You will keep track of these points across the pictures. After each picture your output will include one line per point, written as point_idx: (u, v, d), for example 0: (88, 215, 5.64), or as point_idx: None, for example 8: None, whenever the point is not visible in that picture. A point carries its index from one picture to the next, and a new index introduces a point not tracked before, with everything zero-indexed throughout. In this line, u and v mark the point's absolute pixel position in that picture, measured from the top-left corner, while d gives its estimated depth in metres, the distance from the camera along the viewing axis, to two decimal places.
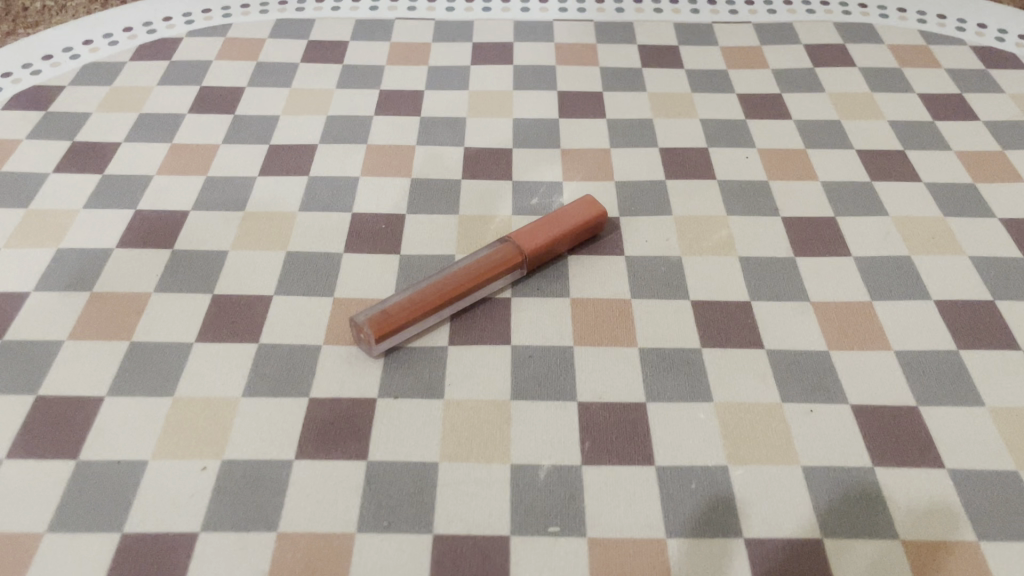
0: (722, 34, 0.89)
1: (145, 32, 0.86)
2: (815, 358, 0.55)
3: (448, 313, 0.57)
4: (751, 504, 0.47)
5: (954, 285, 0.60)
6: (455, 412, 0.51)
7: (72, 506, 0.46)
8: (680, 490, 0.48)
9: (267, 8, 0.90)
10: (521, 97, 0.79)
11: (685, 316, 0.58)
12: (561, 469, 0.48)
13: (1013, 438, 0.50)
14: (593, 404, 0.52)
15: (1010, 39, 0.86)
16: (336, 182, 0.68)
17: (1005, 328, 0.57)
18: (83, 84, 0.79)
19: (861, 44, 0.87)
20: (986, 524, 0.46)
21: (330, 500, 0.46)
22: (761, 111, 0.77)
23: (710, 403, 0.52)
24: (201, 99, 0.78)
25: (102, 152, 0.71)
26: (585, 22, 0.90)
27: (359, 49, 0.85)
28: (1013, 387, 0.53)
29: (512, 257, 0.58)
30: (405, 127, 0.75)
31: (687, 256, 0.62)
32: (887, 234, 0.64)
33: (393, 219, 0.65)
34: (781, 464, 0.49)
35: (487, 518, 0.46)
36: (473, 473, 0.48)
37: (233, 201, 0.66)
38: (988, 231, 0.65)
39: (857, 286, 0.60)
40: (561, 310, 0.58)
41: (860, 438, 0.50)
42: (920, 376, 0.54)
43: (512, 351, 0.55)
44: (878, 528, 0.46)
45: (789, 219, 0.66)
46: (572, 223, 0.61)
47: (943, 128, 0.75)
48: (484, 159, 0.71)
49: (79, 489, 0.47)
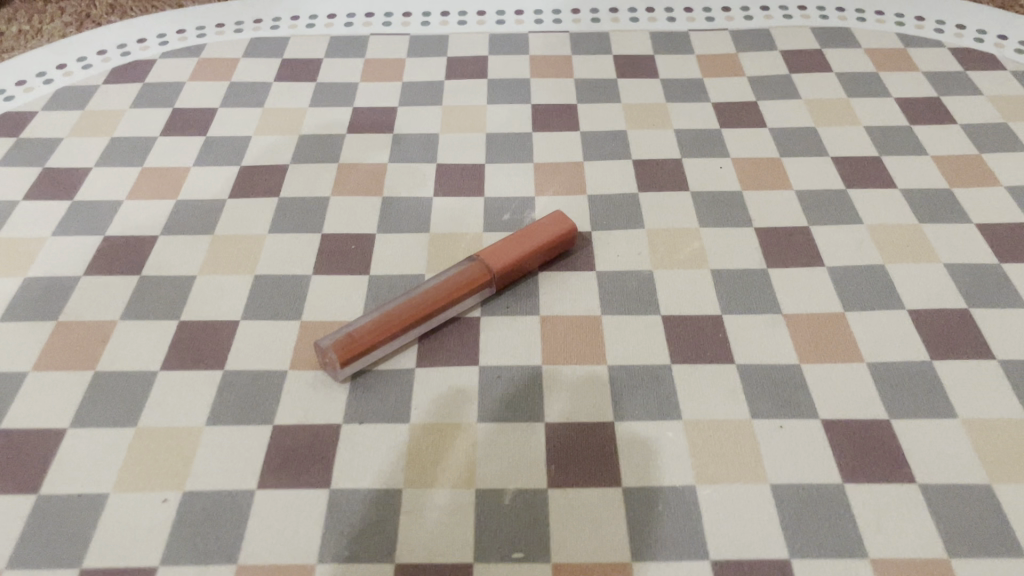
0: (698, 42, 0.88)
1: (120, 54, 0.86)
2: (786, 372, 0.54)
3: (414, 336, 0.56)
4: (717, 524, 0.46)
5: (929, 293, 0.59)
6: (420, 436, 0.51)
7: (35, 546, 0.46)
8: (647, 512, 0.47)
9: (242, 27, 0.90)
10: (495, 112, 0.78)
11: (655, 332, 0.57)
12: (527, 492, 0.48)
13: (987, 451, 0.50)
14: (560, 425, 0.51)
15: (989, 39, 0.86)
16: (306, 203, 0.68)
17: (979, 337, 0.56)
18: (56, 109, 0.79)
19: (838, 49, 0.86)
20: (956, 540, 0.45)
21: (290, 530, 0.46)
22: (736, 120, 0.77)
23: (678, 422, 0.51)
24: (174, 121, 0.77)
25: (73, 176, 0.71)
26: (561, 33, 0.90)
27: (333, 66, 0.85)
28: (987, 398, 0.52)
29: (478, 277, 0.58)
30: (378, 144, 0.74)
31: (659, 270, 0.62)
32: (860, 243, 0.64)
33: (363, 239, 0.65)
34: (750, 483, 0.48)
35: (449, 545, 0.45)
36: (437, 499, 0.47)
37: (202, 224, 0.66)
38: (964, 237, 0.64)
39: (830, 297, 0.59)
40: (530, 328, 0.58)
41: (831, 454, 0.50)
42: (892, 389, 0.53)
43: (480, 372, 0.54)
44: (846, 545, 0.45)
45: (762, 229, 0.65)
46: (540, 240, 0.60)
47: (920, 133, 0.75)
48: (456, 175, 0.71)
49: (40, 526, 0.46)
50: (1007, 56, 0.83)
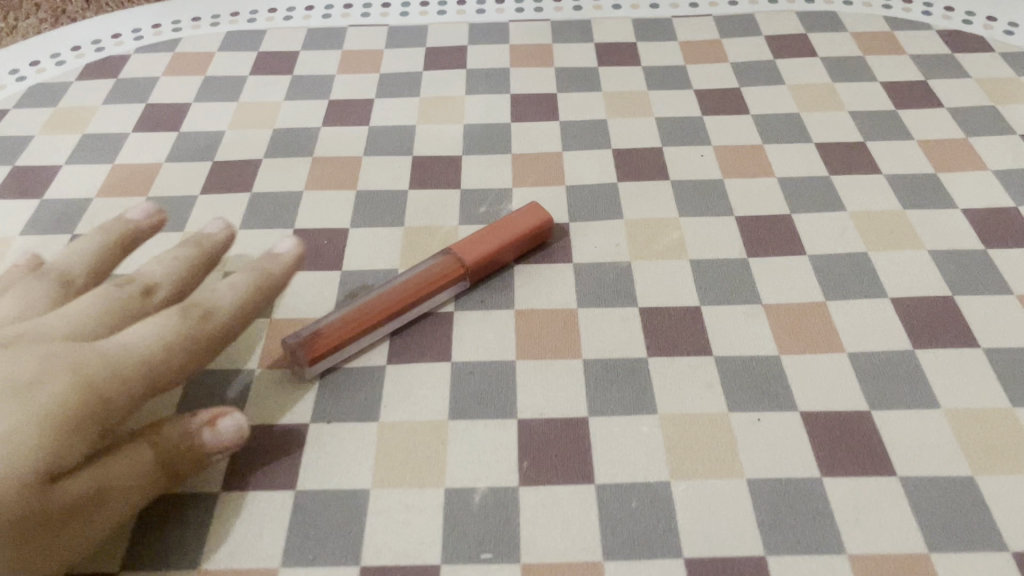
0: (681, 28, 0.87)
1: (94, 49, 0.85)
2: (765, 364, 0.53)
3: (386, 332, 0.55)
4: (693, 522, 0.45)
5: (913, 281, 0.58)
6: (389, 435, 0.50)
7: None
8: (621, 510, 0.46)
9: (218, 20, 0.89)
10: (473, 103, 0.77)
11: (632, 324, 0.56)
12: (497, 491, 0.47)
13: (970, 442, 0.48)
14: (534, 421, 0.50)
15: (979, 20, 0.84)
16: (278, 199, 0.67)
17: (964, 325, 0.55)
18: (28, 107, 0.78)
19: (823, 33, 0.85)
20: (937, 534, 0.44)
21: (255, 534, 0.45)
22: (718, 107, 0.76)
23: (653, 416, 0.50)
24: (147, 118, 0.76)
25: (42, 176, 0.70)
26: (542, 21, 0.88)
27: (310, 59, 0.83)
28: (971, 388, 0.51)
29: (450, 271, 0.57)
30: (354, 137, 0.73)
31: (637, 261, 0.60)
32: (844, 230, 0.62)
33: (336, 234, 0.63)
34: (726, 478, 0.47)
35: (417, 546, 0.44)
36: (406, 499, 0.46)
37: (172, 222, 0.65)
38: (950, 223, 0.62)
39: (811, 286, 0.58)
40: (503, 321, 0.56)
41: (810, 447, 0.48)
42: (874, 380, 0.52)
43: (453, 368, 0.53)
44: (823, 541, 0.44)
45: (743, 218, 0.64)
46: (515, 232, 0.59)
47: (906, 117, 0.73)
48: (432, 168, 0.70)
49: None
50: (996, 37, 0.82)
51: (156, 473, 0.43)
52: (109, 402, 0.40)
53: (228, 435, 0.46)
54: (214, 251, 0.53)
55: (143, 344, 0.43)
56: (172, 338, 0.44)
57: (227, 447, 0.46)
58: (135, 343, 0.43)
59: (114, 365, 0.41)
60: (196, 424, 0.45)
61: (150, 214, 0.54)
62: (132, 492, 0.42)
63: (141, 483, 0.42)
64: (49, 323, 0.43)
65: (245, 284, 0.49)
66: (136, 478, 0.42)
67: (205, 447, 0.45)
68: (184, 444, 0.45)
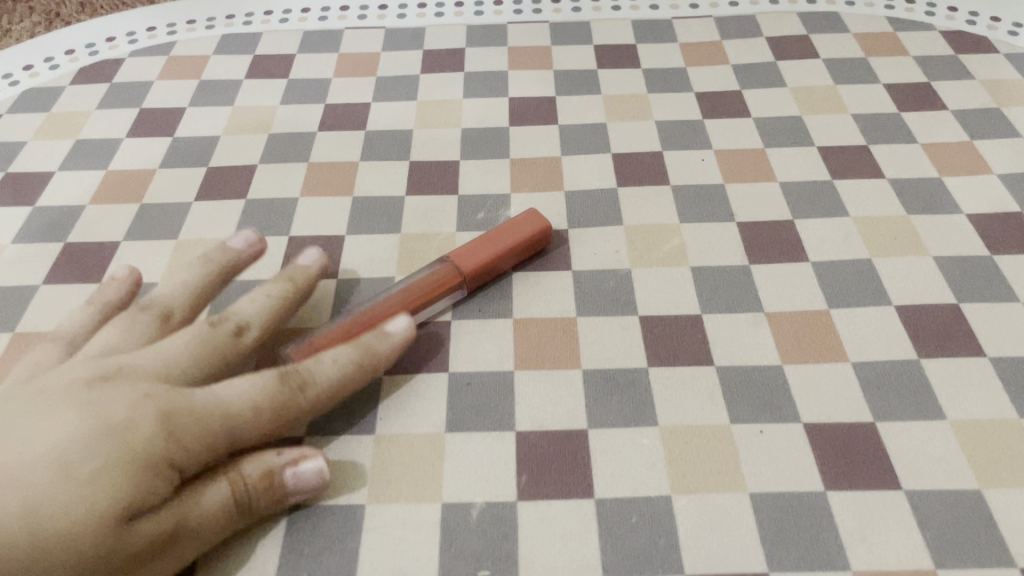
0: (681, 30, 0.86)
1: (88, 53, 0.84)
2: (767, 374, 0.52)
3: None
4: (694, 537, 0.44)
5: (918, 288, 0.57)
6: (386, 448, 0.49)
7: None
8: (621, 525, 0.45)
9: (213, 23, 0.88)
10: (471, 106, 0.76)
11: (632, 333, 0.55)
12: (495, 506, 0.46)
13: (976, 454, 0.48)
14: (532, 433, 0.49)
15: (982, 21, 0.83)
16: (274, 205, 0.66)
17: (969, 333, 0.54)
18: (21, 112, 0.77)
19: (825, 34, 0.84)
20: (943, 550, 0.44)
21: (249, 552, 0.44)
22: (719, 110, 0.75)
23: (654, 428, 0.49)
24: (141, 122, 0.75)
25: (36, 182, 0.69)
26: (541, 23, 0.87)
27: (306, 62, 0.82)
28: (978, 398, 0.50)
29: (450, 279, 0.56)
30: (350, 142, 0.72)
31: (637, 268, 0.59)
32: (847, 236, 0.61)
33: (332, 241, 0.62)
34: (728, 492, 0.46)
35: (413, 563, 0.44)
36: (402, 515, 0.46)
37: (166, 229, 0.64)
38: (955, 228, 0.62)
39: (814, 294, 0.57)
40: (502, 330, 0.56)
41: (813, 459, 0.48)
42: (879, 390, 0.51)
43: (450, 379, 0.53)
44: (827, 557, 0.43)
45: (745, 224, 0.63)
46: (515, 239, 0.58)
47: (909, 120, 0.72)
48: (429, 173, 0.69)
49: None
50: (1000, 37, 0.81)
51: (235, 515, 0.43)
52: (195, 448, 0.42)
53: (305, 480, 0.45)
54: (304, 294, 0.55)
55: (234, 401, 0.45)
56: (257, 398, 0.45)
57: (306, 490, 0.45)
58: (227, 396, 0.45)
59: (202, 413, 0.43)
60: (279, 465, 0.44)
61: (251, 244, 0.57)
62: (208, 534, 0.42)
63: (219, 525, 0.42)
64: (155, 365, 0.46)
65: (347, 362, 0.49)
66: (215, 521, 0.42)
67: (284, 490, 0.44)
68: (264, 484, 0.44)
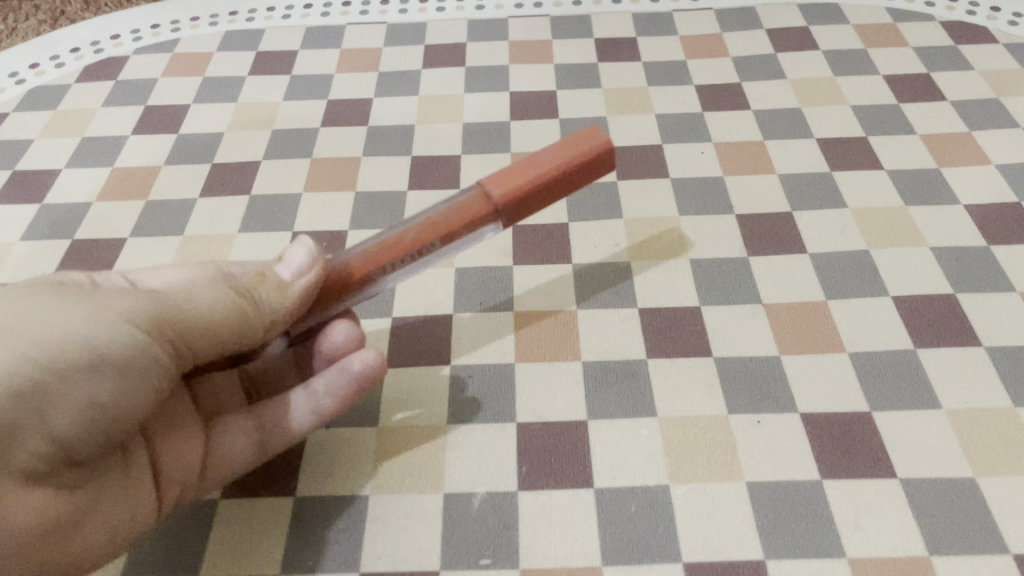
0: (681, 22, 0.86)
1: (92, 51, 0.85)
2: (765, 365, 0.53)
3: (382, 283, 0.50)
4: (692, 525, 0.45)
5: (915, 279, 0.58)
6: (388, 440, 0.50)
7: (42, 537, 0.39)
8: (619, 514, 0.46)
9: (217, 20, 0.88)
10: (472, 101, 0.77)
11: (631, 325, 0.56)
12: (497, 495, 0.47)
13: (971, 442, 0.48)
14: (533, 424, 0.50)
15: (983, 11, 0.83)
16: (277, 201, 0.67)
17: (966, 323, 0.55)
18: (28, 110, 0.78)
19: (824, 25, 0.84)
20: (937, 537, 0.44)
21: (248, 559, 0.45)
22: (719, 102, 0.75)
23: (652, 418, 0.50)
24: (146, 120, 0.76)
25: (43, 179, 0.70)
26: (542, 17, 0.88)
27: (309, 58, 0.83)
28: (974, 388, 0.51)
29: (463, 211, 0.48)
30: (352, 138, 0.73)
31: (636, 262, 0.60)
32: (845, 227, 0.62)
33: (336, 235, 0.63)
34: (725, 481, 0.47)
35: (416, 553, 0.45)
36: (405, 505, 0.47)
37: (172, 226, 0.65)
38: (953, 219, 0.62)
39: (811, 285, 0.58)
40: (503, 324, 0.56)
41: (810, 449, 0.48)
42: (876, 379, 0.52)
43: (452, 372, 0.53)
44: (822, 545, 0.44)
45: (743, 216, 0.63)
46: (563, 162, 0.47)
47: (908, 111, 0.72)
48: (431, 168, 0.69)
49: (38, 422, 0.39)
50: (999, 27, 0.81)
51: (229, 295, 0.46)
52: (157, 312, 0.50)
53: (295, 267, 0.46)
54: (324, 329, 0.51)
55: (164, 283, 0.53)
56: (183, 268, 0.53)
57: (302, 273, 0.46)
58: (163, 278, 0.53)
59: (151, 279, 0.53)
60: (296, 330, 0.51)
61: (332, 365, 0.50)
62: (201, 301, 0.45)
63: (206, 294, 0.45)
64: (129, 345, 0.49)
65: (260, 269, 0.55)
66: (198, 293, 0.45)
67: (280, 281, 0.46)
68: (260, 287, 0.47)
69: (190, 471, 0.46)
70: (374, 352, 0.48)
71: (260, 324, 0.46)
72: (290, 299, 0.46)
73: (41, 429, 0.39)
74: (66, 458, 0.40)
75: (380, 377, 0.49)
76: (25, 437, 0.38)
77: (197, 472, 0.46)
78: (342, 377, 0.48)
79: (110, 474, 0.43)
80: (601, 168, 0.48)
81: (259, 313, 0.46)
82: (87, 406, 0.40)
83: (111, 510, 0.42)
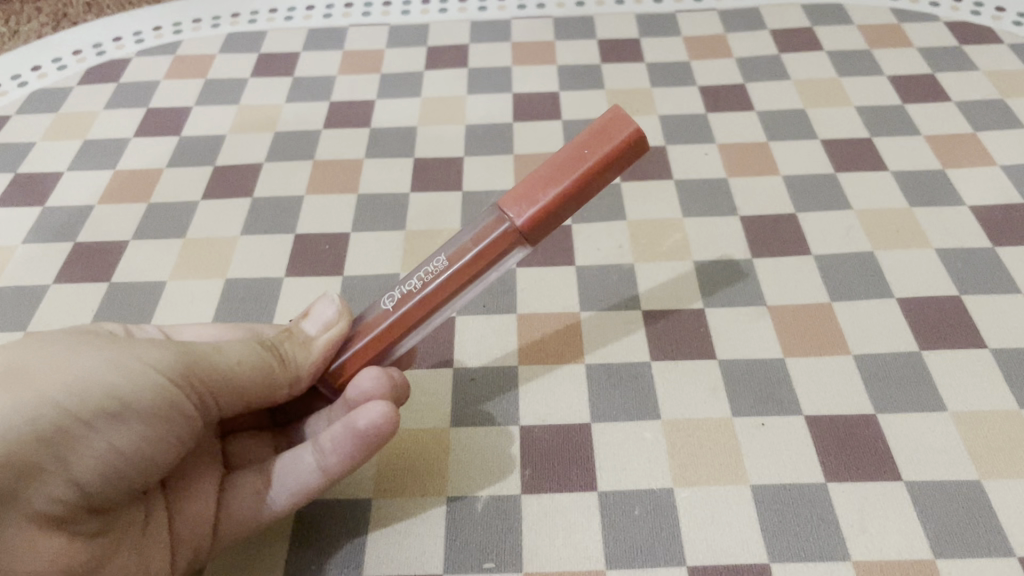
0: (684, 24, 0.86)
1: (95, 53, 0.85)
2: (770, 368, 0.52)
3: (412, 340, 0.48)
4: (696, 529, 0.45)
5: (920, 281, 0.57)
6: (392, 444, 0.50)
7: None
8: (622, 517, 0.45)
9: (219, 22, 0.88)
10: (475, 102, 0.77)
11: (634, 328, 0.55)
12: (500, 499, 0.47)
13: (978, 445, 0.48)
14: (536, 427, 0.50)
15: (987, 11, 0.83)
16: (280, 203, 0.66)
17: (971, 326, 0.54)
18: (31, 113, 0.77)
19: (828, 26, 0.83)
20: (943, 540, 0.44)
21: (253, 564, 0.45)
22: (722, 103, 0.75)
23: (656, 422, 0.50)
24: (148, 122, 0.76)
25: (44, 182, 0.70)
26: (545, 18, 0.88)
27: (312, 60, 0.83)
28: (980, 391, 0.51)
29: (464, 254, 0.45)
30: (355, 140, 0.73)
31: (640, 264, 0.60)
32: (849, 229, 0.61)
33: (339, 238, 0.63)
34: (730, 484, 0.47)
35: (420, 556, 0.44)
36: (408, 509, 0.46)
37: (175, 228, 0.65)
38: (958, 221, 0.62)
39: (816, 287, 0.57)
40: (506, 326, 0.56)
41: (815, 451, 0.48)
42: (881, 382, 0.51)
43: (455, 375, 0.53)
44: (827, 548, 0.44)
45: (747, 218, 0.63)
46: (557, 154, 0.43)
47: (912, 112, 0.72)
48: (434, 170, 0.69)
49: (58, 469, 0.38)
50: (1004, 28, 0.80)
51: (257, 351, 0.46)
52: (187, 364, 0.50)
53: (321, 322, 0.47)
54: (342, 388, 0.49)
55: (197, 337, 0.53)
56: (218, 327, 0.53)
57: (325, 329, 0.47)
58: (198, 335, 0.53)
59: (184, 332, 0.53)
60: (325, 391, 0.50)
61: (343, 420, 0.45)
62: (228, 352, 0.45)
63: (234, 348, 0.45)
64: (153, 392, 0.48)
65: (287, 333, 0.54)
66: (228, 346, 0.45)
67: (306, 337, 0.47)
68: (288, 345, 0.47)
69: (203, 533, 0.44)
70: (381, 406, 0.43)
71: (286, 379, 0.46)
72: (313, 354, 0.46)
73: (61, 477, 0.38)
74: (86, 505, 0.40)
75: (387, 434, 0.44)
76: (45, 484, 0.38)
77: (211, 533, 0.44)
78: (349, 435, 0.43)
79: (129, 528, 0.42)
80: (588, 164, 0.42)
81: (285, 370, 0.46)
82: (107, 453, 0.40)
83: (126, 563, 0.41)
